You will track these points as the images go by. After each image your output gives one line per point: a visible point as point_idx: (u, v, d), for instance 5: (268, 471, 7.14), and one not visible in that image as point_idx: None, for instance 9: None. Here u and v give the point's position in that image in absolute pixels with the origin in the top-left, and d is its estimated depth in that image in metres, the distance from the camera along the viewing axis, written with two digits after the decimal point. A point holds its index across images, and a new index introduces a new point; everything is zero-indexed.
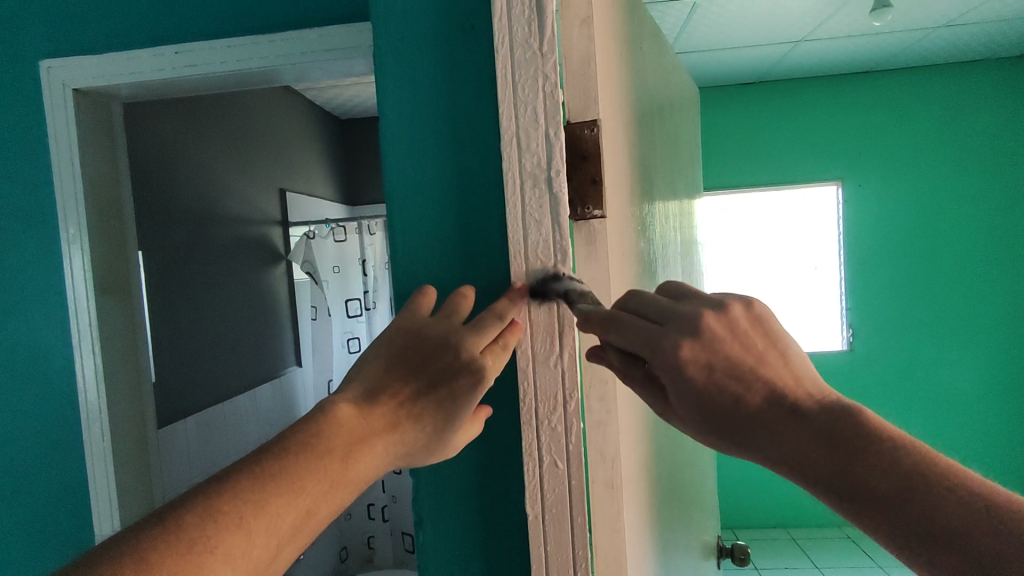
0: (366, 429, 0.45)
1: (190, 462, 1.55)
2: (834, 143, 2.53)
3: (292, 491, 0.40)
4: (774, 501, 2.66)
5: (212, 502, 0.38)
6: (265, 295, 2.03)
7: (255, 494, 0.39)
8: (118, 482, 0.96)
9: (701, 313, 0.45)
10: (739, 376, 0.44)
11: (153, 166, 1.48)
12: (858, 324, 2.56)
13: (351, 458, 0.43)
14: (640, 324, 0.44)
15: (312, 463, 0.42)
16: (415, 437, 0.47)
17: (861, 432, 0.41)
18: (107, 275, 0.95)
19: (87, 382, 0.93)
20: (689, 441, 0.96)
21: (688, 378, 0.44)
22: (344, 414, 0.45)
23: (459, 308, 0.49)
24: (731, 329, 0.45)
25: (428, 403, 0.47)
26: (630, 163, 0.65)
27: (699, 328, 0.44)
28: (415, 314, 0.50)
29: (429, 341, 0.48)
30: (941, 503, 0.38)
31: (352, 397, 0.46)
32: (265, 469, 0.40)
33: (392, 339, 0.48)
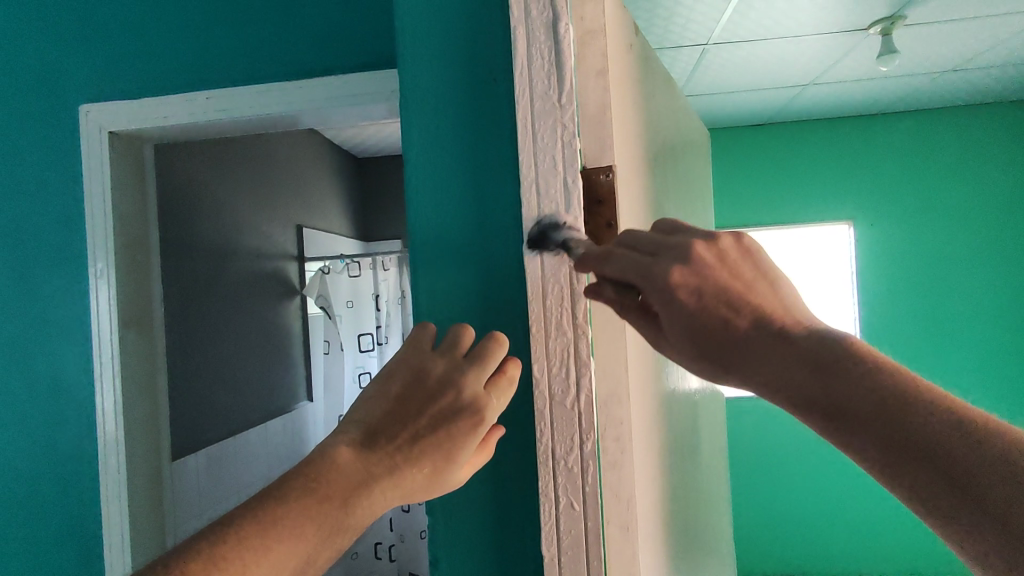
0: (366, 473, 0.45)
1: (201, 498, 1.55)
2: (844, 183, 2.55)
3: (292, 538, 0.41)
4: (792, 547, 2.59)
5: (216, 549, 0.38)
6: (279, 329, 2.05)
7: (257, 542, 0.39)
8: (133, 515, 0.96)
9: (691, 243, 0.44)
10: (730, 300, 0.44)
11: (177, 202, 1.52)
12: None
13: (351, 504, 0.43)
14: (631, 257, 0.44)
15: (313, 509, 0.42)
16: (414, 481, 0.47)
17: (861, 357, 0.41)
18: (131, 309, 0.98)
19: (106, 415, 0.95)
20: (704, 482, 0.95)
21: (676, 305, 0.43)
22: (343, 458, 0.44)
23: (462, 348, 0.50)
24: (720, 258, 0.44)
25: (427, 445, 0.47)
26: (644, 206, 0.67)
27: (691, 256, 0.44)
28: (417, 350, 0.50)
29: (430, 382, 0.48)
30: (923, 424, 0.38)
31: (350, 439, 0.46)
32: (267, 514, 0.41)
33: (392, 377, 0.49)
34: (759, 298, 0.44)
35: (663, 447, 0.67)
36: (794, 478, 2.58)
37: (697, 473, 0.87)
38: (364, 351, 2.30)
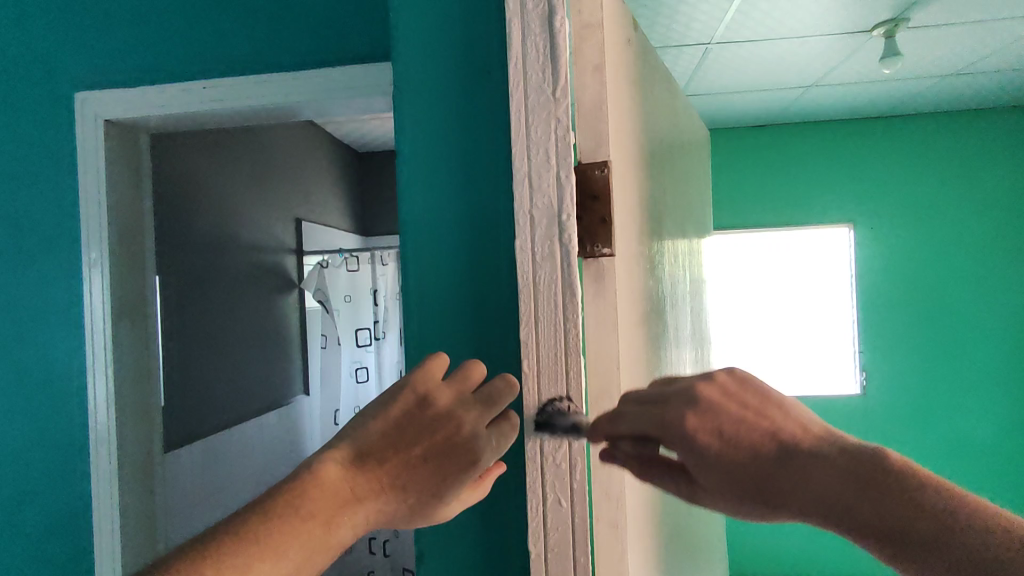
0: (353, 493, 0.44)
1: (194, 490, 1.54)
2: (845, 185, 2.55)
3: (275, 556, 0.40)
4: (785, 549, 2.59)
5: (194, 565, 0.38)
6: (276, 322, 2.05)
7: (239, 557, 0.39)
8: (122, 505, 0.95)
9: (694, 384, 0.45)
10: (750, 433, 0.43)
11: (174, 193, 1.51)
12: (871, 368, 2.53)
13: (335, 523, 0.43)
14: (642, 408, 0.46)
15: (298, 527, 0.41)
16: (398, 507, 0.46)
17: (888, 471, 0.40)
18: (124, 299, 0.97)
19: (98, 404, 0.94)
20: None
21: (701, 450, 0.43)
22: (333, 477, 0.43)
23: (472, 381, 0.49)
24: (726, 394, 0.44)
25: (418, 474, 0.47)
26: (639, 203, 0.67)
27: (698, 398, 0.44)
28: (428, 376, 0.48)
29: (432, 412, 0.47)
30: (974, 540, 0.37)
31: (343, 457, 0.45)
32: (250, 530, 0.40)
33: (396, 400, 0.47)
34: (774, 424, 0.44)
35: None
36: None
37: None
38: (361, 346, 2.33)
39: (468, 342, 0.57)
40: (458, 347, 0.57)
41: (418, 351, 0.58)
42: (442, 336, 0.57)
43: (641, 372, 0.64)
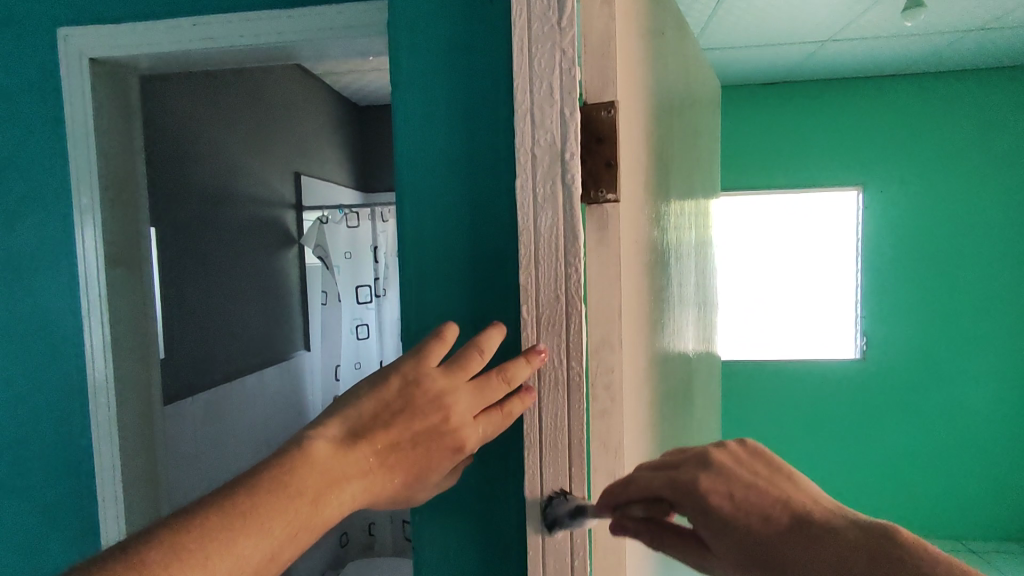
0: (342, 472, 0.43)
1: (195, 441, 1.56)
2: (856, 147, 2.49)
3: (260, 532, 0.38)
4: None
5: (178, 537, 0.36)
6: (276, 277, 2.04)
7: (222, 532, 0.37)
8: (121, 452, 0.96)
9: (707, 448, 0.47)
10: (756, 494, 0.43)
11: (168, 142, 1.48)
12: (873, 333, 2.52)
13: (321, 502, 0.41)
14: (654, 470, 0.47)
15: (284, 504, 0.39)
16: (384, 488, 0.45)
17: (892, 539, 0.38)
18: (118, 246, 0.95)
19: (94, 351, 0.94)
20: (694, 440, 0.95)
21: (711, 508, 0.43)
22: (323, 455, 0.42)
23: (467, 369, 0.47)
24: (737, 459, 0.46)
25: (404, 456, 0.46)
26: (647, 152, 0.64)
27: (710, 461, 0.46)
28: (421, 363, 0.46)
29: (425, 396, 0.46)
30: None
31: (332, 436, 0.43)
32: (236, 505, 0.38)
33: (389, 383, 0.46)
34: (786, 493, 0.43)
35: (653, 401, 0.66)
36: (784, 441, 2.61)
37: (686, 430, 0.86)
38: (362, 303, 2.29)
39: (465, 289, 0.55)
40: (455, 294, 0.55)
41: (413, 297, 0.56)
42: (438, 282, 0.55)
43: (643, 326, 0.63)
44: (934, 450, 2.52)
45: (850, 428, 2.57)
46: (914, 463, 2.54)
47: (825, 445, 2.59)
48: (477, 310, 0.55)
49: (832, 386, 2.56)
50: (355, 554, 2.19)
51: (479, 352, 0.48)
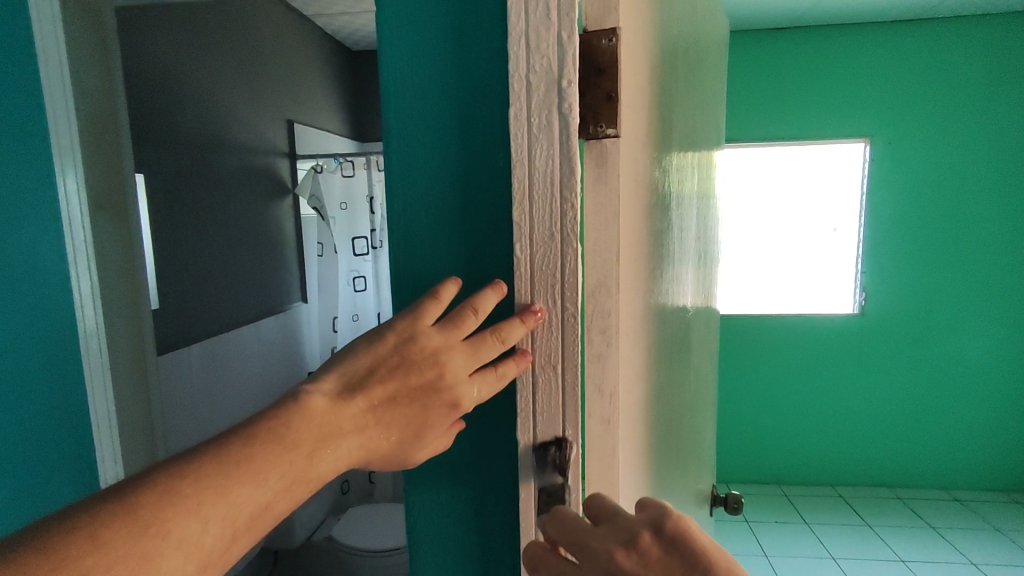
0: (337, 427, 0.41)
1: (193, 389, 1.57)
2: (866, 96, 2.42)
3: (254, 482, 0.37)
4: (770, 457, 2.71)
5: (173, 481, 0.35)
6: (270, 227, 2.00)
7: (217, 480, 0.36)
8: (117, 397, 0.96)
9: (613, 551, 0.41)
10: None
11: (151, 84, 1.43)
12: (872, 287, 2.51)
13: (318, 455, 0.40)
14: (562, 565, 0.44)
15: (279, 455, 0.38)
16: (380, 444, 0.44)
17: None
18: (102, 189, 0.92)
19: (83, 297, 0.92)
20: (691, 390, 0.95)
21: None
22: (319, 408, 0.41)
23: (464, 327, 0.45)
24: (643, 569, 0.40)
25: (401, 412, 0.44)
26: (650, 90, 0.61)
27: (614, 570, 0.41)
28: (416, 320, 0.44)
29: (420, 352, 0.43)
30: None
31: (329, 389, 0.42)
32: (231, 453, 0.37)
33: (383, 338, 0.44)
34: None
35: (648, 349, 0.65)
36: (779, 393, 2.65)
37: (683, 380, 0.86)
38: (358, 255, 2.29)
39: (458, 235, 0.49)
40: (446, 240, 0.50)
41: (401, 245, 0.51)
42: (427, 227, 0.50)
43: (642, 272, 0.61)
44: (926, 403, 2.55)
45: (845, 380, 2.59)
46: (906, 416, 2.58)
47: (819, 398, 2.62)
48: (473, 257, 0.50)
49: (829, 340, 2.57)
50: (356, 501, 2.24)
51: (477, 311, 0.45)
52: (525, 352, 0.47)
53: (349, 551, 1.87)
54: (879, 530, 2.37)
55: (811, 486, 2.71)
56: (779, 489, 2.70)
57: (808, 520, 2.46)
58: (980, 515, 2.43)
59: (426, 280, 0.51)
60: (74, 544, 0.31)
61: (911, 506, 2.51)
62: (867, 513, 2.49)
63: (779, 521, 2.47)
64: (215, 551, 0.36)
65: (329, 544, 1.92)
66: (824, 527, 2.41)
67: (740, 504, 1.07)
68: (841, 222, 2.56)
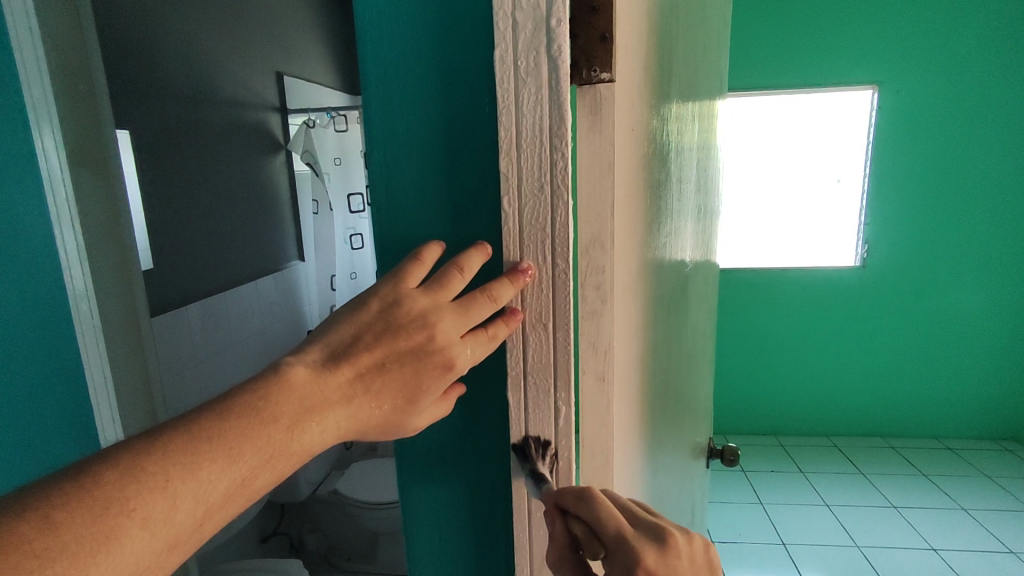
0: (321, 398, 0.40)
1: (193, 348, 1.58)
2: (874, 41, 2.34)
3: (227, 457, 0.37)
4: (767, 409, 2.75)
5: (139, 458, 0.35)
6: (264, 184, 1.96)
7: (186, 456, 0.35)
8: (112, 359, 0.96)
9: (672, 530, 0.40)
10: None
11: (129, 34, 1.37)
12: (874, 240, 2.49)
13: (299, 429, 0.39)
14: (609, 512, 0.41)
15: (254, 429, 0.37)
16: (371, 415, 0.42)
17: None
18: (81, 145, 0.89)
19: (69, 257, 0.90)
20: (689, 344, 0.94)
21: None
22: (299, 379, 0.40)
23: (450, 287, 0.43)
24: (692, 559, 0.40)
25: (391, 380, 0.42)
26: (648, 32, 0.57)
27: (668, 541, 0.39)
28: (399, 284, 0.43)
29: (406, 316, 0.42)
30: None
31: (311, 360, 0.41)
32: (201, 428, 0.37)
33: (367, 305, 0.42)
34: None
35: (645, 305, 0.64)
36: (778, 346, 2.66)
37: (680, 334, 0.85)
38: (354, 212, 2.29)
39: (443, 190, 0.47)
40: (431, 197, 0.48)
41: (384, 203, 0.48)
42: (410, 183, 0.48)
43: (638, 226, 0.59)
44: (925, 355, 2.56)
45: (844, 333, 2.60)
46: (904, 368, 2.59)
47: (818, 351, 2.63)
48: (459, 214, 0.47)
49: (829, 293, 2.57)
50: (360, 456, 2.32)
51: (461, 270, 0.44)
52: (516, 313, 0.45)
53: (353, 504, 1.91)
54: (872, 478, 2.42)
55: (807, 436, 2.75)
56: (775, 439, 2.75)
57: (803, 469, 2.51)
58: (972, 462, 2.47)
59: (412, 237, 0.49)
60: (31, 526, 0.31)
61: (905, 455, 2.55)
62: (861, 462, 2.53)
63: (774, 471, 2.52)
64: (184, 529, 0.35)
65: (334, 497, 1.96)
66: (818, 476, 2.47)
67: (737, 457, 1.08)
68: (845, 173, 2.51)
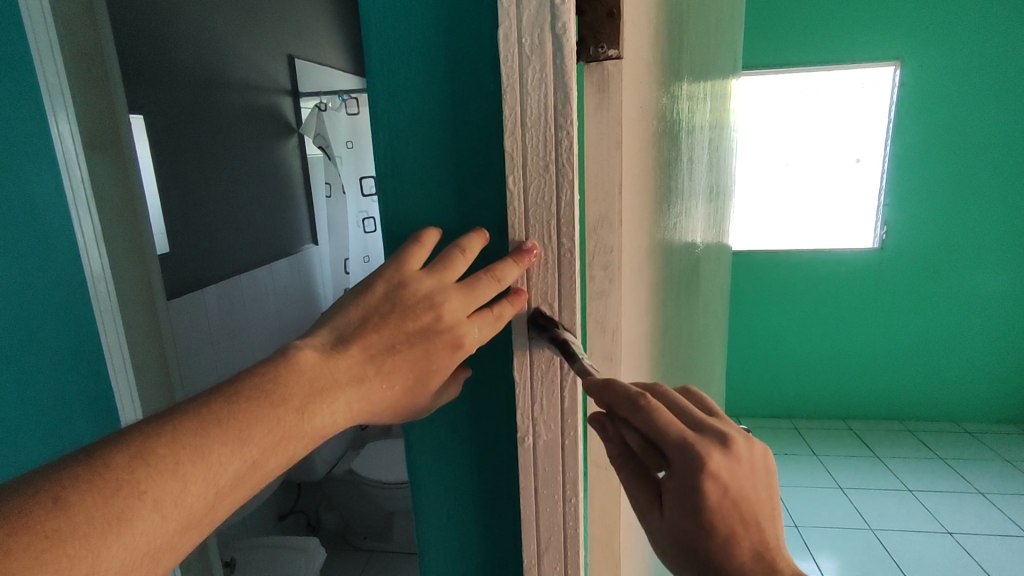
0: (330, 380, 0.41)
1: (210, 331, 1.60)
2: (897, 16, 2.27)
3: (237, 439, 0.37)
4: (781, 391, 2.74)
5: (148, 441, 0.35)
6: (277, 168, 1.97)
7: (197, 439, 0.36)
8: (129, 342, 0.95)
9: (733, 436, 0.41)
10: (745, 512, 0.40)
11: (141, 16, 1.37)
12: (894, 221, 2.44)
13: (309, 412, 0.40)
14: (673, 420, 0.40)
15: (264, 412, 0.38)
16: (382, 396, 0.43)
17: None
18: (95, 128, 0.89)
19: (87, 239, 0.91)
20: (699, 326, 0.94)
21: (704, 494, 0.39)
22: (308, 362, 0.40)
23: (454, 267, 0.43)
24: (751, 463, 0.41)
25: (401, 360, 0.43)
26: (658, 7, 0.56)
27: (731, 447, 0.40)
28: (403, 266, 0.43)
29: (412, 297, 0.43)
30: None
31: (319, 344, 0.42)
32: (210, 411, 0.37)
33: (372, 288, 0.43)
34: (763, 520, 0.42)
35: (654, 285, 0.63)
36: (794, 329, 2.64)
37: (691, 315, 0.85)
38: (367, 196, 2.27)
39: (449, 171, 0.47)
40: (437, 178, 0.48)
41: (391, 184, 0.48)
42: (416, 165, 0.48)
43: (648, 206, 0.59)
44: (944, 338, 2.53)
45: (862, 316, 2.56)
46: (922, 351, 2.56)
47: (834, 334, 2.61)
48: (465, 196, 0.47)
49: (846, 276, 2.53)
50: (376, 436, 2.37)
51: (463, 250, 0.44)
52: (521, 291, 0.46)
53: (369, 484, 1.95)
54: (888, 462, 2.40)
55: (822, 420, 2.73)
56: (790, 422, 2.73)
57: (817, 453, 2.50)
58: (990, 445, 2.45)
59: (419, 218, 0.49)
60: (41, 507, 0.32)
61: (921, 438, 2.53)
62: (876, 446, 2.52)
63: (788, 454, 2.51)
64: (197, 511, 0.36)
65: (350, 477, 2.00)
66: (832, 459, 2.46)
67: None
68: (864, 153, 2.46)
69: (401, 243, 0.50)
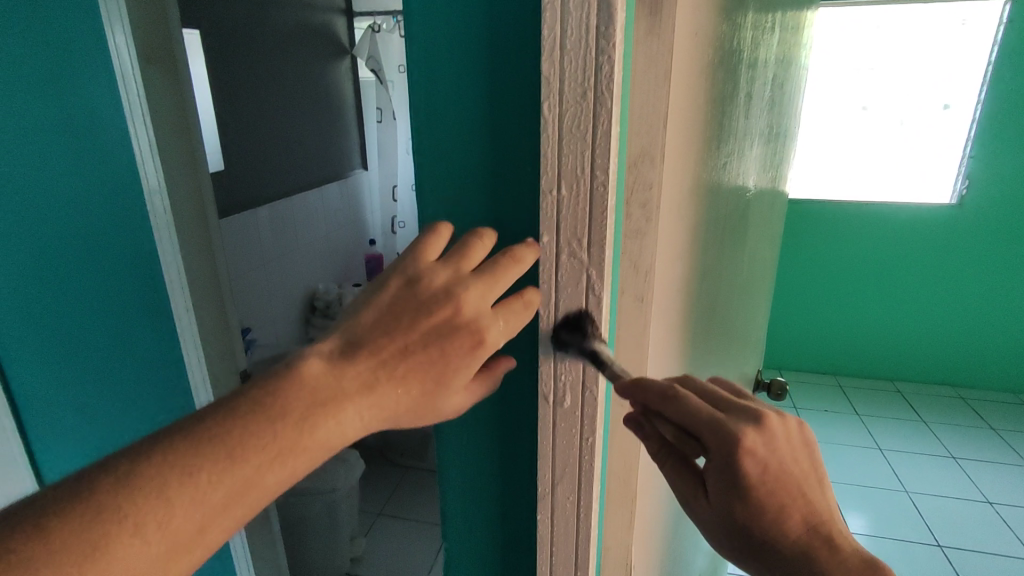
0: (335, 391, 0.38)
1: (263, 249, 1.67)
2: None
3: (229, 458, 0.35)
4: (828, 347, 2.66)
5: (135, 465, 0.34)
6: (329, 90, 1.97)
7: (186, 461, 0.34)
8: (183, 253, 0.99)
9: (765, 413, 0.43)
10: (785, 486, 0.42)
11: None
12: (979, 176, 2.25)
13: (309, 426, 0.37)
14: (704, 406, 0.42)
15: (259, 429, 0.36)
16: (395, 404, 0.40)
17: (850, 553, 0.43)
18: (150, 41, 0.90)
19: (143, 152, 0.93)
20: (743, 274, 0.91)
21: (740, 470, 0.41)
22: (309, 372, 0.38)
23: (470, 257, 0.42)
24: (786, 436, 0.43)
25: (415, 365, 0.40)
26: None
27: (763, 424, 0.42)
28: (418, 257, 0.42)
29: (428, 291, 0.41)
30: None
31: (324, 352, 0.39)
32: (201, 431, 0.35)
33: (385, 284, 0.41)
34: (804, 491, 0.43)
35: (695, 229, 0.61)
36: (854, 285, 2.52)
37: (734, 262, 0.82)
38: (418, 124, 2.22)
39: (479, 148, 0.47)
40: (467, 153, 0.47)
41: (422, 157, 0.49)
42: (447, 140, 0.47)
43: (695, 144, 0.55)
44: (1015, 305, 2.37)
45: (929, 277, 2.42)
46: (989, 317, 2.41)
47: (894, 292, 2.48)
48: (496, 173, 0.47)
49: (914, 231, 2.38)
50: None
51: (480, 239, 0.43)
52: (530, 294, 0.45)
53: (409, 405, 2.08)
54: (933, 428, 2.33)
55: (868, 379, 2.66)
56: (835, 380, 2.66)
57: (858, 412, 2.45)
58: None
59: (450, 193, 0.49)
60: (22, 539, 0.31)
61: (974, 407, 2.43)
62: (922, 409, 2.44)
63: (827, 410, 2.47)
64: (191, 536, 0.35)
65: None
66: (874, 419, 2.40)
67: (783, 391, 1.07)
68: (955, 98, 2.24)
69: (432, 212, 0.50)
